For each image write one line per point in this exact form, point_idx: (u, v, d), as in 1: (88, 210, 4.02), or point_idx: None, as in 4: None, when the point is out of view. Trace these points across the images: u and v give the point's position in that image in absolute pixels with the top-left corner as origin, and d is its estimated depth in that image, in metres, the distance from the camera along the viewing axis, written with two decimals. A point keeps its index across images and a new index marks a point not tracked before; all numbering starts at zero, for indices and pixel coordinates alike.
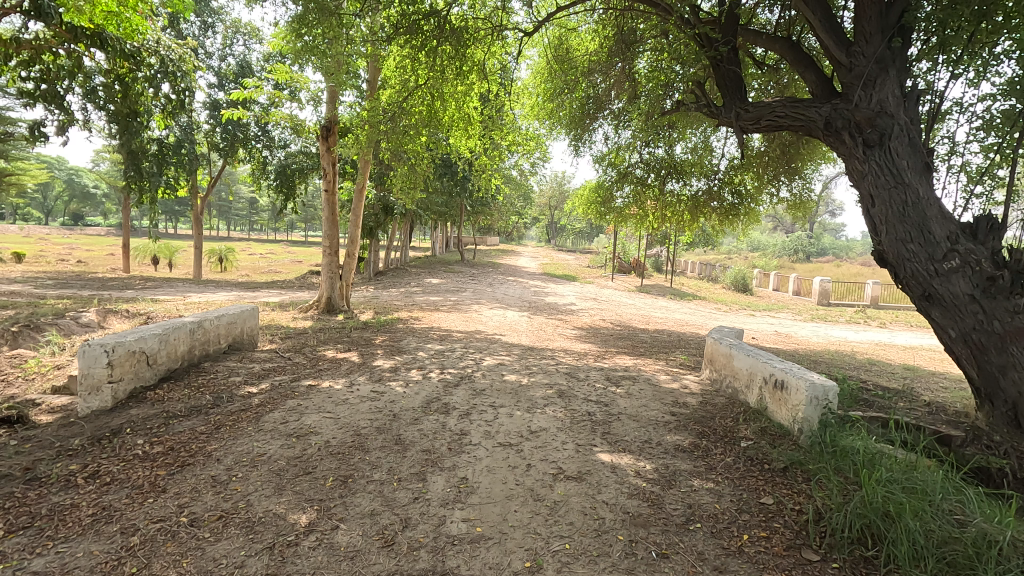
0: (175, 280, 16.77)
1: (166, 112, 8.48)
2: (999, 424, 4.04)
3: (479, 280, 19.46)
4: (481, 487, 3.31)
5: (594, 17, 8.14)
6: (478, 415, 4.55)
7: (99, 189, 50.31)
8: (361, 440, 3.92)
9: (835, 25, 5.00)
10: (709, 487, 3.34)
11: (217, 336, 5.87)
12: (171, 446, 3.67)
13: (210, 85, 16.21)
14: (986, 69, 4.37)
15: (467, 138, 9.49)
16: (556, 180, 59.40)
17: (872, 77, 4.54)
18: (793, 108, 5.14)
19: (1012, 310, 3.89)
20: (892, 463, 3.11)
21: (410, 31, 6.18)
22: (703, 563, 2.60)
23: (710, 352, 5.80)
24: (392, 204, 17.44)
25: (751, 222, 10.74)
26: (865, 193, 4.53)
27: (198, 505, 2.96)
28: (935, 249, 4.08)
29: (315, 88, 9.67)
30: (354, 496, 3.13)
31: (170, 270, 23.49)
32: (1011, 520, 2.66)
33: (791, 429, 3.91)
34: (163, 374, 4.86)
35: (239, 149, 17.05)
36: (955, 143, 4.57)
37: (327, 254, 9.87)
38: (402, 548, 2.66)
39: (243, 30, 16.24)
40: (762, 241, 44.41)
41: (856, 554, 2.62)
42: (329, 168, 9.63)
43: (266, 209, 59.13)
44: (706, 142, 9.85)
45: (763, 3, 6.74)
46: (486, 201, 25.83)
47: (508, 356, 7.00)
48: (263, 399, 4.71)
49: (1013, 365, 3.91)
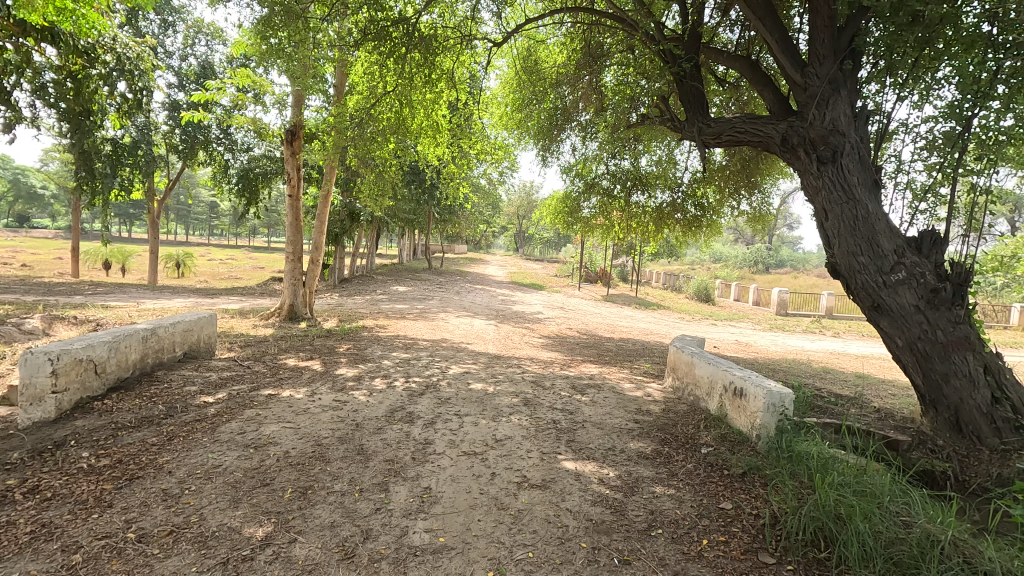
0: (129, 285, 16.23)
1: (122, 112, 8.17)
2: (942, 429, 4.18)
3: (446, 288, 19.39)
4: (445, 497, 3.27)
5: (562, 29, 8.28)
6: (444, 425, 4.51)
7: (47, 189, 48.31)
8: (322, 450, 3.84)
9: (791, 46, 5.17)
10: (671, 493, 3.40)
11: (171, 343, 5.65)
12: (119, 459, 3.51)
13: (170, 85, 15.81)
14: (930, 93, 4.55)
15: (436, 146, 9.43)
16: (523, 188, 60.47)
17: (825, 97, 4.75)
18: (752, 124, 5.33)
19: (952, 320, 4.12)
20: (844, 467, 3.19)
21: (378, 36, 6.29)
22: (664, 567, 2.63)
23: (672, 360, 5.91)
24: (358, 210, 17.50)
25: (712, 234, 11.03)
26: (819, 208, 4.72)
27: (147, 520, 2.84)
28: (883, 261, 4.28)
29: (280, 92, 9.43)
30: (313, 508, 3.06)
31: (123, 275, 22.72)
32: (953, 521, 2.77)
33: (749, 436, 4.02)
34: (114, 383, 4.65)
35: (199, 152, 16.60)
36: (901, 162, 4.73)
37: (290, 261, 9.70)
38: (362, 561, 2.60)
39: (206, 30, 15.91)
40: (723, 253, 45.70)
41: (810, 556, 2.70)
42: (294, 173, 9.36)
43: (227, 214, 57.81)
44: (670, 155, 9.94)
45: (724, 22, 6.94)
46: (455, 209, 25.86)
47: (475, 364, 6.99)
48: (220, 409, 4.56)
49: (954, 373, 4.09)
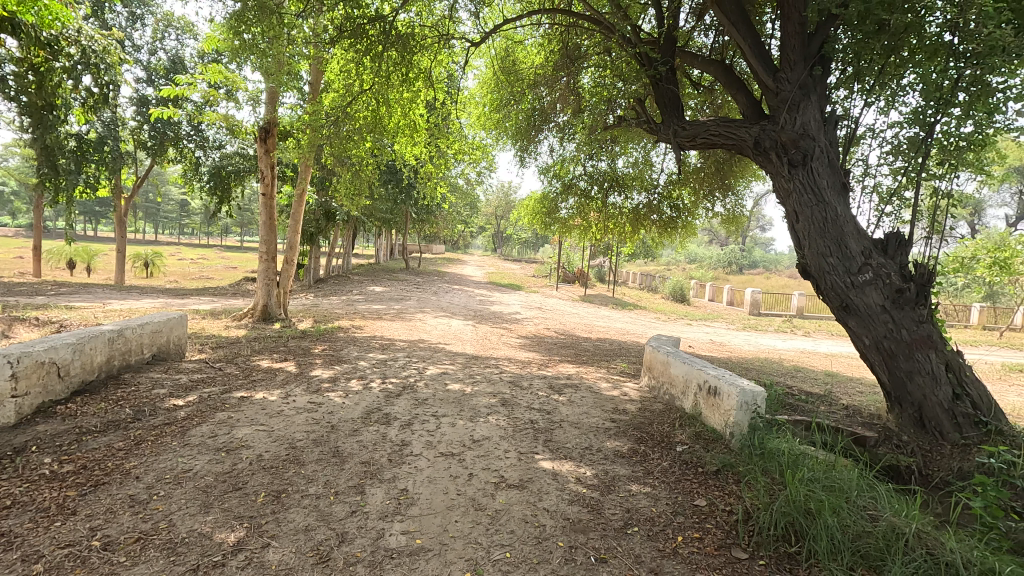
0: (95, 285, 15.75)
1: (87, 107, 7.92)
2: (906, 425, 4.31)
3: (424, 288, 19.28)
4: (421, 498, 3.25)
5: (539, 30, 8.30)
6: (421, 426, 4.48)
7: (7, 186, 46.56)
8: (296, 453, 3.78)
9: (763, 51, 5.27)
10: (647, 491, 3.43)
11: (139, 345, 5.50)
12: (83, 464, 3.40)
13: (138, 79, 15.37)
14: (896, 99, 4.70)
15: (413, 146, 9.37)
16: (501, 189, 60.53)
17: (796, 102, 4.86)
18: (726, 127, 5.42)
19: (916, 320, 4.27)
20: (814, 463, 3.27)
21: (354, 34, 6.23)
22: (640, 565, 2.66)
23: (648, 359, 5.98)
24: (334, 210, 17.29)
25: (687, 235, 11.18)
26: (790, 210, 4.83)
27: (113, 527, 2.76)
28: (851, 262, 4.41)
29: (254, 89, 9.25)
30: (287, 511, 3.01)
31: (88, 275, 22.01)
32: (916, 513, 2.86)
33: (723, 433, 4.09)
34: (78, 386, 4.50)
35: (168, 149, 16.18)
36: (868, 166, 4.88)
37: (264, 260, 9.53)
38: (337, 565, 2.57)
39: (176, 24, 15.52)
40: (697, 254, 46.43)
41: (781, 551, 2.76)
42: (268, 171, 9.20)
43: (198, 212, 56.50)
44: (646, 157, 10.05)
45: (699, 26, 7.05)
46: (433, 209, 25.75)
47: (452, 365, 6.96)
48: (190, 412, 4.45)
49: (918, 370, 4.23)
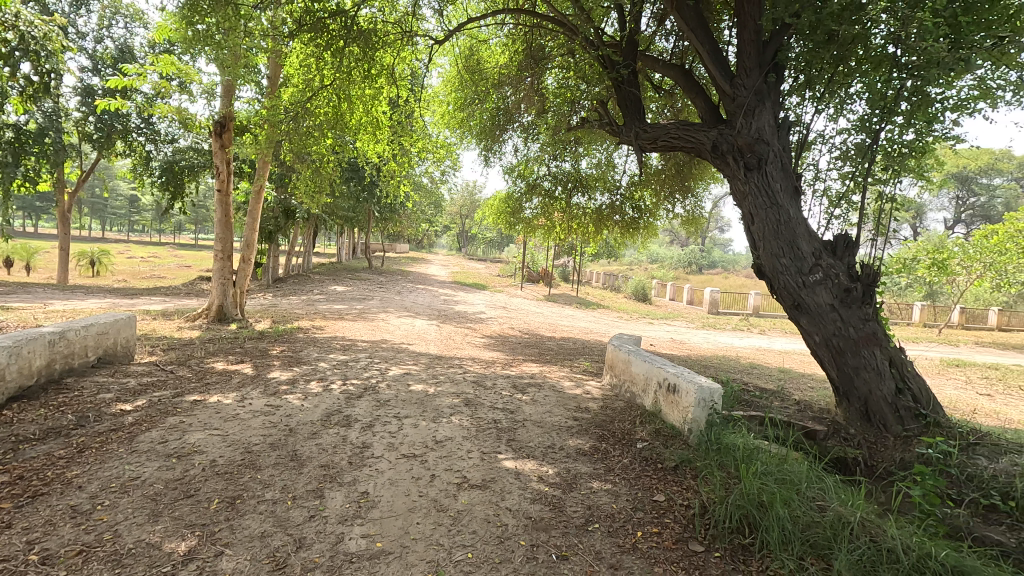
0: (35, 285, 14.90)
1: (26, 96, 7.48)
2: (854, 418, 4.51)
3: (387, 288, 19.04)
4: (382, 501, 3.21)
5: (504, 30, 8.31)
6: (382, 427, 4.42)
7: None
8: (252, 457, 3.68)
9: (721, 57, 5.42)
10: (608, 488, 3.48)
11: (83, 348, 5.23)
12: (20, 474, 3.21)
13: (83, 68, 14.61)
14: (844, 107, 4.91)
15: (376, 143, 9.24)
16: (466, 188, 60.33)
17: (751, 107, 5.02)
18: (685, 131, 5.55)
19: (862, 317, 4.47)
20: (767, 457, 3.38)
21: (314, 28, 6.09)
22: (600, 561, 2.70)
23: (610, 358, 6.06)
24: (294, 207, 16.87)
25: (649, 235, 11.40)
26: (746, 212, 4.98)
27: (53, 540, 2.62)
28: (803, 263, 4.58)
29: (208, 81, 8.93)
30: (242, 518, 2.92)
31: (28, 274, 20.80)
32: (861, 503, 2.99)
33: (682, 429, 4.18)
34: (15, 392, 4.25)
35: (116, 142, 15.45)
36: (818, 170, 5.08)
37: (219, 259, 9.22)
38: (295, 571, 2.51)
39: (124, 11, 14.82)
40: (659, 254, 47.39)
41: (735, 542, 2.85)
42: (224, 167, 8.90)
43: (149, 209, 54.20)
44: (609, 158, 10.18)
45: (660, 31, 7.18)
46: (397, 207, 25.45)
47: (416, 365, 6.89)
48: (138, 417, 4.26)
49: (864, 366, 4.43)
